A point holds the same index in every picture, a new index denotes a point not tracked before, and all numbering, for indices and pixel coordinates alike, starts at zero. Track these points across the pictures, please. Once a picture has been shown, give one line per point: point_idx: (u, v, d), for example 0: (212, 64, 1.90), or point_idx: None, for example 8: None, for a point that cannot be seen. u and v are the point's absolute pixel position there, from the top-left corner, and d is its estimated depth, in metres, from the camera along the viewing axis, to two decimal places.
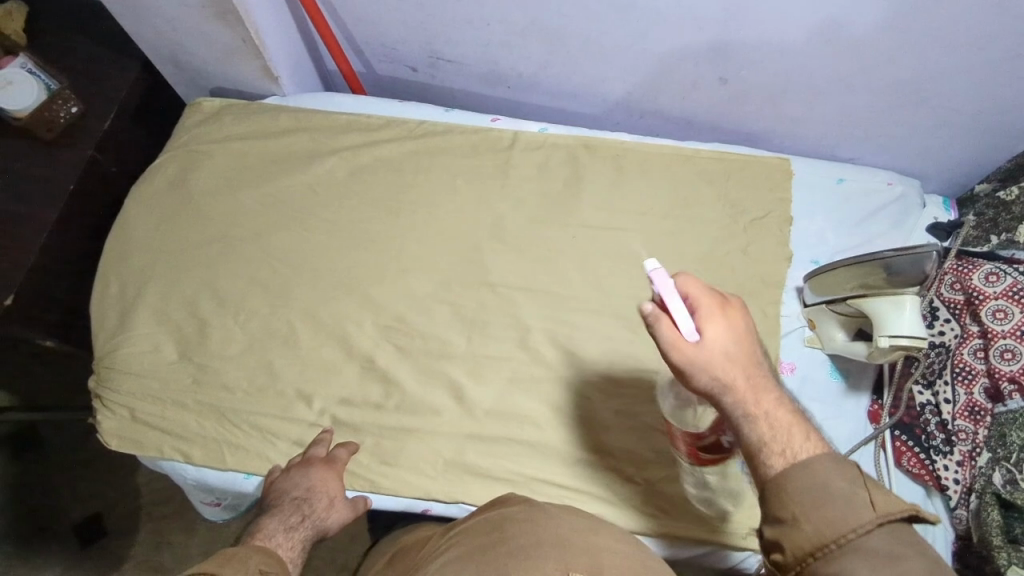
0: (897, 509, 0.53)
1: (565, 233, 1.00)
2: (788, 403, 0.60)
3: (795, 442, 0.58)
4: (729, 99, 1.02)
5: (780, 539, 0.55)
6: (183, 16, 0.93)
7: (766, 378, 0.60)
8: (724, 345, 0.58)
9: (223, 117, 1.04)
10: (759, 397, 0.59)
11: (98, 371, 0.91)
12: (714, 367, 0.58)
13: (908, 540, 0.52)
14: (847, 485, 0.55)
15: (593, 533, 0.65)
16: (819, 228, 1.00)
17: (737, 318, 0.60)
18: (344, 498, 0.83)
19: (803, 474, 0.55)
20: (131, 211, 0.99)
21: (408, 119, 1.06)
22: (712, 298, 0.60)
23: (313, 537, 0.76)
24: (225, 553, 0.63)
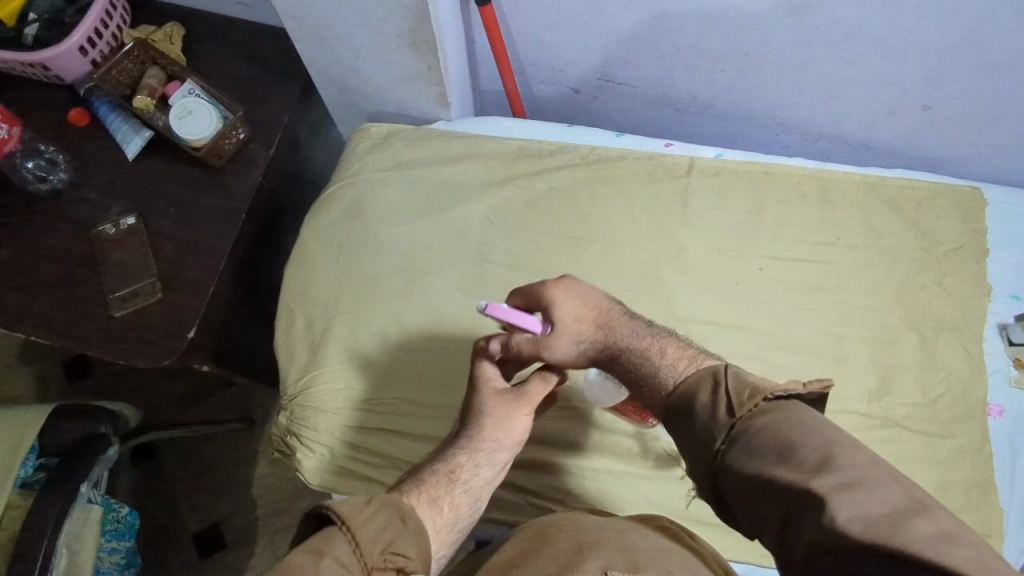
0: (747, 400, 0.57)
1: (752, 265, 0.97)
2: (639, 330, 0.73)
3: (670, 366, 0.67)
4: (924, 126, 0.97)
5: (689, 458, 0.61)
6: (371, 44, 0.91)
7: (615, 316, 0.75)
8: (573, 317, 0.74)
9: (392, 143, 1.02)
10: (614, 337, 0.73)
11: (291, 408, 0.90)
12: (572, 337, 0.74)
13: (778, 418, 0.55)
14: (709, 394, 0.60)
15: (633, 533, 0.68)
16: (1019, 260, 0.96)
17: (569, 287, 0.75)
18: (516, 407, 0.75)
19: (679, 394, 0.63)
20: (309, 242, 0.98)
21: (578, 144, 1.04)
22: (543, 287, 0.75)
23: (475, 462, 0.73)
24: (368, 502, 0.61)
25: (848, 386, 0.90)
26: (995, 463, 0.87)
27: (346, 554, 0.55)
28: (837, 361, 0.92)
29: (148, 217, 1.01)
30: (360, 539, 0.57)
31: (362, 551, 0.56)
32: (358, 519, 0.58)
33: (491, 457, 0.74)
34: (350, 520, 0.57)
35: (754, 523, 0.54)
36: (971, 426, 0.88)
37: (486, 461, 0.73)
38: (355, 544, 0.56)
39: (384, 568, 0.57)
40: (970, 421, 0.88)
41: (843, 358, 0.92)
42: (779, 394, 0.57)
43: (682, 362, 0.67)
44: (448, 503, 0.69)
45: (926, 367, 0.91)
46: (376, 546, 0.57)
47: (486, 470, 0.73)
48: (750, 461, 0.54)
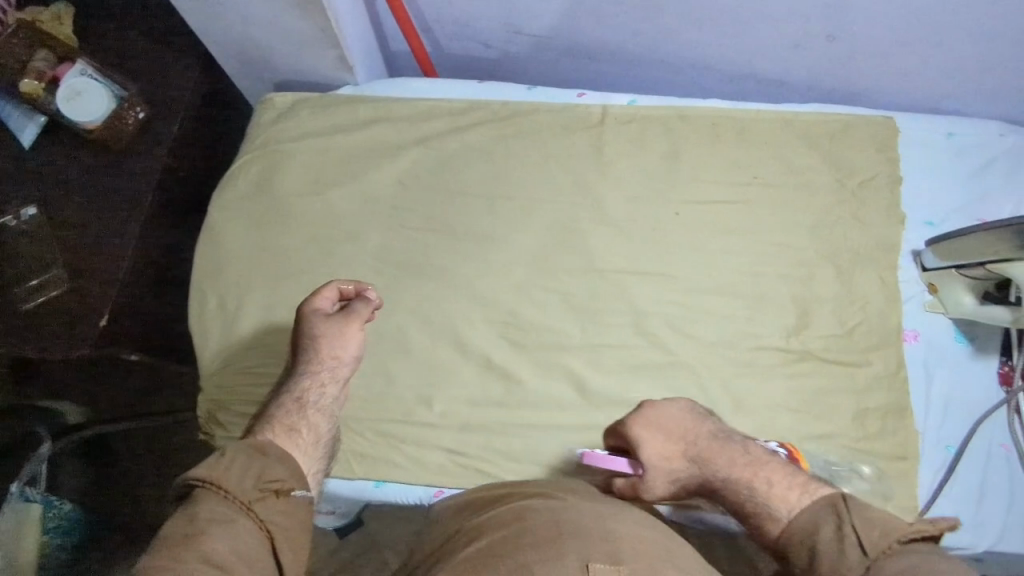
0: (880, 540, 0.56)
1: (670, 211, 0.95)
2: (734, 460, 0.70)
3: (772, 492, 0.65)
4: (833, 57, 0.96)
5: None
6: (256, 7, 0.87)
7: (708, 446, 0.72)
8: (661, 452, 0.73)
9: (297, 112, 0.99)
10: (710, 471, 0.71)
11: (209, 388, 0.89)
12: (668, 475, 0.73)
13: (919, 560, 0.53)
14: (835, 531, 0.59)
15: (613, 519, 0.66)
16: (932, 186, 0.96)
17: (655, 419, 0.75)
18: (348, 325, 0.79)
19: (795, 531, 0.61)
20: (218, 220, 0.95)
21: (491, 100, 1.01)
22: (629, 426, 0.75)
23: (320, 383, 0.77)
24: (225, 453, 0.65)
25: (767, 323, 0.90)
26: (910, 388, 0.88)
27: (217, 504, 0.60)
28: (758, 300, 0.91)
29: (50, 207, 0.97)
30: (227, 486, 0.61)
31: (229, 493, 0.61)
32: (218, 471, 0.62)
33: (333, 374, 0.78)
34: (213, 476, 0.62)
35: None
36: (887, 353, 0.89)
37: (328, 379, 0.78)
38: (222, 492, 0.61)
39: (264, 497, 0.62)
40: (887, 348, 0.89)
41: (764, 297, 0.91)
42: (911, 537, 0.56)
43: (793, 494, 0.64)
44: (306, 427, 0.73)
45: (844, 299, 0.91)
46: (244, 483, 0.62)
47: (332, 386, 0.78)
48: None
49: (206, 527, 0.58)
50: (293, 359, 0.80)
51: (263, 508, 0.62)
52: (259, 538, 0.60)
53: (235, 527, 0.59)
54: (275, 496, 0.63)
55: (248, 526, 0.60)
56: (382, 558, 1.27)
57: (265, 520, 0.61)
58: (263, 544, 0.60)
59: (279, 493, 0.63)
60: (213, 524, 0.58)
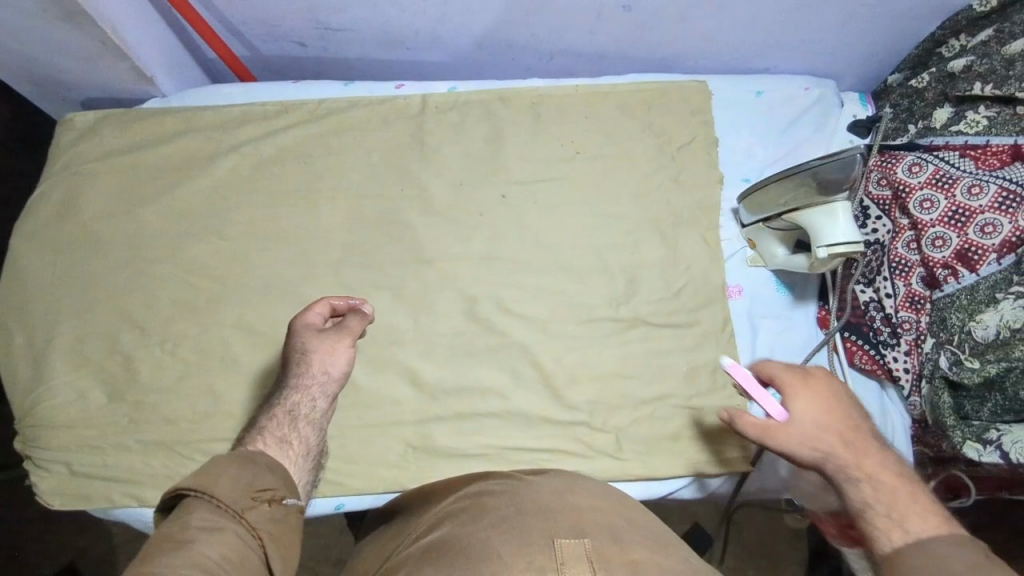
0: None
1: (495, 194, 0.95)
2: (891, 462, 0.63)
3: (909, 509, 0.60)
4: (639, 27, 0.97)
5: None
6: (24, 24, 0.83)
7: (863, 437, 0.65)
8: (813, 419, 0.66)
9: (99, 131, 0.95)
10: (851, 467, 0.63)
11: (23, 430, 0.84)
12: (806, 441, 0.65)
13: None
14: (974, 564, 0.54)
15: (570, 496, 0.67)
16: (745, 143, 0.99)
17: (818, 388, 0.68)
18: (337, 339, 0.73)
19: (921, 549, 0.56)
20: (20, 252, 0.90)
21: (307, 100, 0.99)
22: (793, 380, 0.68)
23: (312, 398, 0.71)
24: (209, 463, 0.58)
25: (596, 294, 0.91)
26: (736, 342, 0.90)
27: (209, 512, 0.53)
28: (587, 274, 0.92)
29: None
30: (218, 492, 0.55)
31: (222, 502, 0.54)
32: (210, 480, 0.56)
33: (324, 388, 0.72)
34: (202, 486, 0.55)
35: None
36: (713, 311, 0.91)
37: (320, 393, 0.72)
38: (215, 500, 0.54)
39: (259, 505, 0.56)
40: (712, 306, 0.91)
41: (593, 270, 0.92)
42: None
43: (931, 516, 0.59)
44: (297, 439, 0.67)
45: (669, 263, 0.93)
46: (237, 492, 0.56)
47: (323, 401, 0.72)
48: None
49: (194, 539, 0.51)
50: (283, 373, 0.74)
51: (257, 515, 0.55)
52: (250, 549, 0.53)
53: (227, 536, 0.52)
54: (268, 505, 0.57)
55: (240, 535, 0.53)
56: None
57: (258, 529, 0.55)
58: (256, 554, 0.53)
59: (271, 501, 0.57)
60: (203, 536, 0.51)
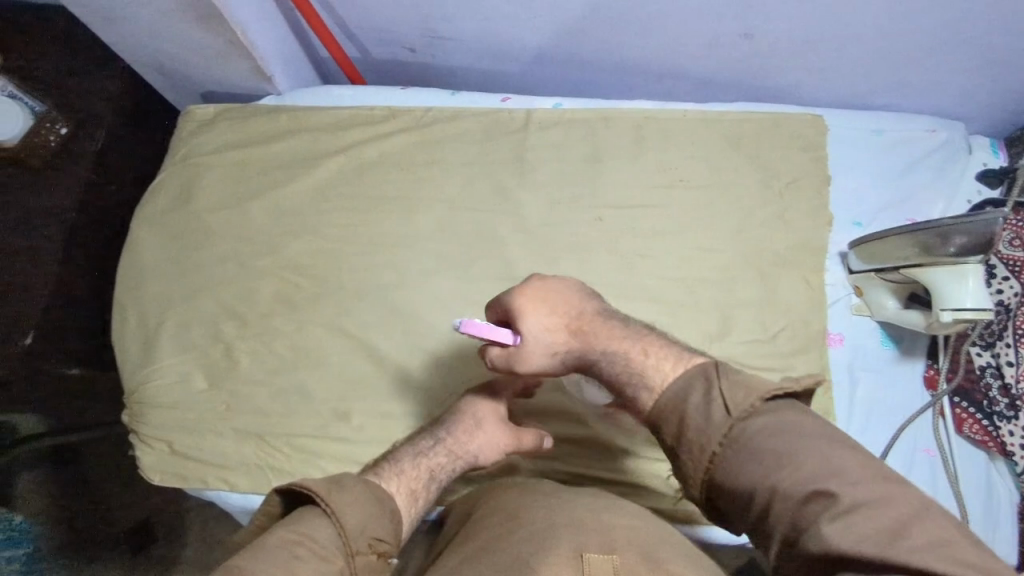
0: (743, 401, 0.55)
1: (592, 216, 0.93)
2: (619, 331, 0.67)
3: (651, 363, 0.63)
4: (757, 54, 0.93)
5: (676, 467, 0.57)
6: (162, 21, 0.87)
7: (589, 321, 0.69)
8: (547, 326, 0.70)
9: (217, 125, 0.99)
10: (590, 344, 0.68)
11: (130, 406, 0.89)
12: (548, 348, 0.70)
13: (772, 425, 0.53)
14: (701, 394, 0.57)
15: (607, 512, 0.65)
16: (859, 185, 0.94)
17: (536, 295, 0.71)
18: (503, 432, 0.79)
19: (671, 400, 0.58)
20: (139, 235, 0.95)
21: (413, 107, 1.00)
22: (511, 297, 0.71)
23: (452, 467, 0.75)
24: (348, 480, 0.61)
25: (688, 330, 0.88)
26: (834, 393, 0.86)
27: (329, 533, 0.56)
28: (681, 307, 0.89)
29: None
30: (344, 520, 0.57)
31: (344, 535, 0.56)
32: (343, 502, 0.58)
33: (462, 466, 0.76)
34: (333, 502, 0.57)
35: (750, 531, 0.52)
36: (811, 358, 0.87)
37: (456, 467, 0.76)
38: (341, 529, 0.57)
39: (367, 554, 0.58)
40: (809, 353, 0.87)
41: (686, 304, 0.89)
42: (776, 394, 0.55)
43: (666, 363, 0.62)
44: (423, 498, 0.69)
45: (766, 304, 0.89)
46: (358, 528, 0.58)
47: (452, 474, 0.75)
48: (755, 469, 0.51)
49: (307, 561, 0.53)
50: (435, 427, 0.78)
51: (361, 562, 0.57)
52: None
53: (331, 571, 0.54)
54: (376, 558, 0.59)
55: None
56: None
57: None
58: None
59: (379, 555, 0.59)
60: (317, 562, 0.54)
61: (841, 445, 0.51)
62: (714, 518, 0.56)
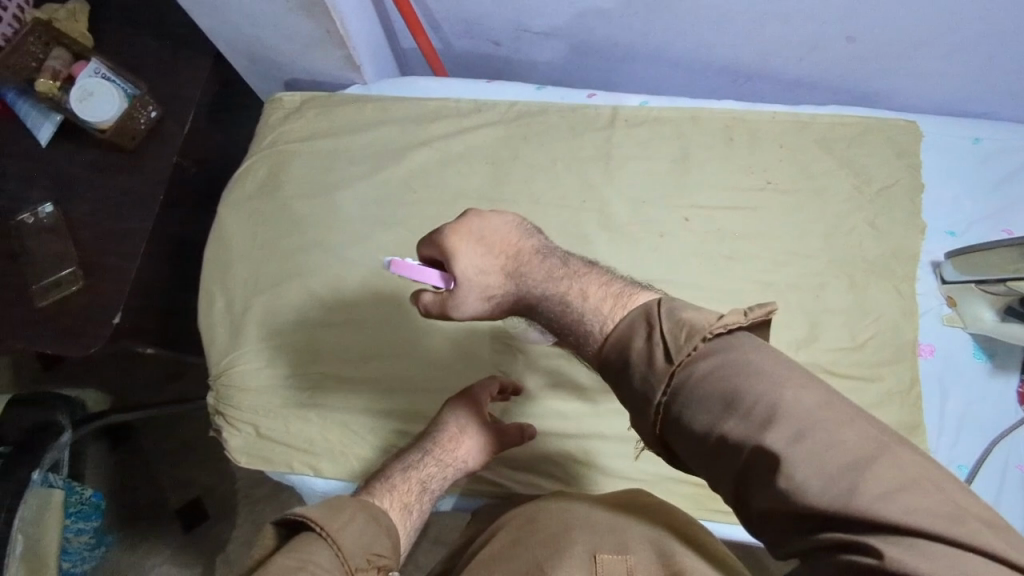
0: (685, 343, 0.51)
1: (677, 217, 0.93)
2: (556, 271, 0.64)
3: (590, 304, 0.59)
4: (854, 59, 0.92)
5: (632, 409, 0.54)
6: (263, 9, 0.88)
7: (528, 259, 0.66)
8: (482, 267, 0.65)
9: (304, 113, 1.00)
10: (526, 286, 0.65)
11: (216, 389, 0.90)
12: (483, 290, 0.66)
13: (719, 365, 0.49)
14: (644, 339, 0.53)
15: (620, 513, 0.65)
16: (953, 194, 0.93)
17: (473, 233, 0.66)
18: (487, 432, 0.82)
19: (614, 344, 0.55)
20: (227, 220, 0.96)
21: (498, 101, 1.00)
22: (445, 233, 0.66)
23: (443, 475, 0.80)
24: (338, 506, 0.66)
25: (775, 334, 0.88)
26: (925, 405, 0.85)
27: (330, 558, 0.60)
28: (768, 311, 0.88)
29: (64, 202, 0.98)
30: (340, 541, 0.62)
31: (342, 551, 0.61)
32: (337, 524, 0.63)
33: (454, 471, 0.81)
34: (328, 527, 0.62)
35: (708, 476, 0.50)
36: (901, 368, 0.86)
37: (448, 473, 0.81)
38: (339, 550, 0.61)
39: (366, 569, 0.63)
40: (899, 364, 0.86)
41: (774, 308, 0.89)
42: (722, 331, 0.51)
43: (602, 305, 0.58)
44: (417, 508, 0.77)
45: (855, 312, 0.88)
46: (356, 546, 0.63)
47: (447, 480, 0.81)
48: (705, 417, 0.48)
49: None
50: (424, 434, 0.83)
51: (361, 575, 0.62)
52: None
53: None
54: (376, 571, 0.64)
55: None
56: None
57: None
58: None
59: (380, 568, 0.65)
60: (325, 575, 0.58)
61: (803, 380, 0.47)
62: (675, 460, 0.53)
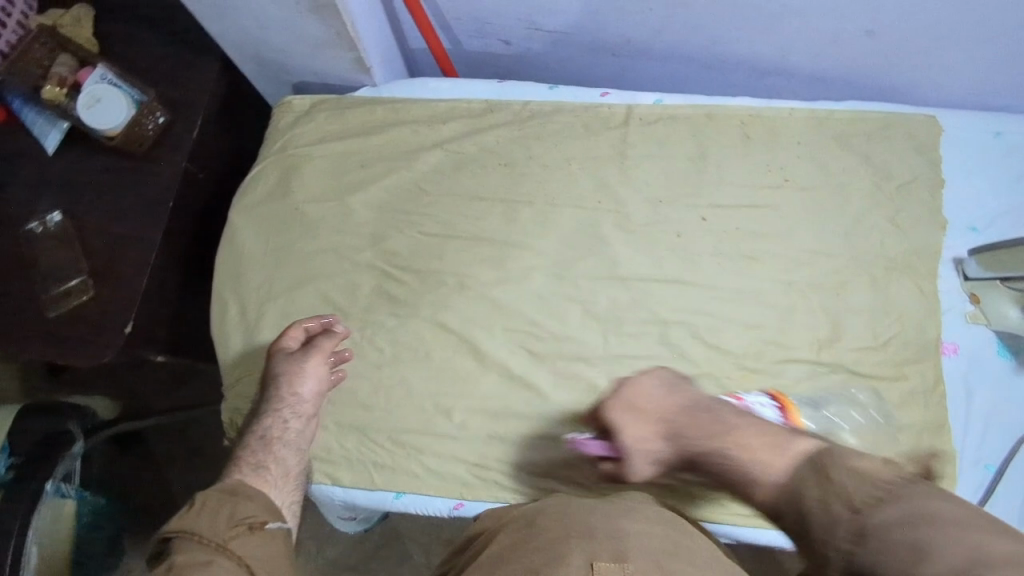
0: (872, 501, 0.58)
1: (695, 216, 0.92)
2: (724, 424, 0.73)
3: (759, 455, 0.69)
4: (874, 53, 0.90)
5: (814, 558, 0.60)
6: (271, 11, 0.86)
7: (779, 432, 0.70)
8: (656, 420, 0.77)
9: (314, 117, 0.99)
10: (692, 445, 0.75)
11: (231, 396, 0.90)
12: (646, 457, 0.77)
13: (913, 525, 0.55)
14: (817, 494, 0.62)
15: (626, 516, 0.62)
16: (975, 189, 0.92)
17: (734, 420, 0.74)
18: (307, 365, 0.82)
19: (790, 502, 0.64)
20: (238, 226, 0.95)
21: (511, 101, 0.99)
22: (607, 411, 0.79)
23: (286, 417, 0.79)
24: (195, 502, 0.66)
25: (796, 334, 0.87)
26: (949, 404, 0.84)
27: (195, 548, 0.61)
28: (789, 311, 0.87)
29: (73, 211, 0.97)
30: (199, 529, 0.63)
31: (204, 538, 0.62)
32: (187, 519, 0.64)
33: (296, 409, 0.80)
34: (182, 525, 0.63)
35: None
36: (925, 367, 0.85)
37: (291, 414, 0.80)
38: (196, 537, 0.62)
39: (241, 532, 0.64)
40: (923, 362, 0.85)
41: (794, 308, 0.88)
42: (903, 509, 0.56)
43: (772, 458, 0.68)
44: (273, 467, 0.75)
45: (878, 310, 0.87)
46: (215, 526, 0.64)
47: (297, 421, 0.80)
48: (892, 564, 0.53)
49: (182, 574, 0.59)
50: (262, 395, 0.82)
51: (240, 544, 0.63)
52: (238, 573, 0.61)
53: (213, 568, 0.60)
54: (249, 529, 0.65)
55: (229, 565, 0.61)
56: (405, 550, 1.25)
57: (243, 555, 0.63)
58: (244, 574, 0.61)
59: (254, 528, 0.65)
60: (190, 569, 0.59)
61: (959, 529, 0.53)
62: None
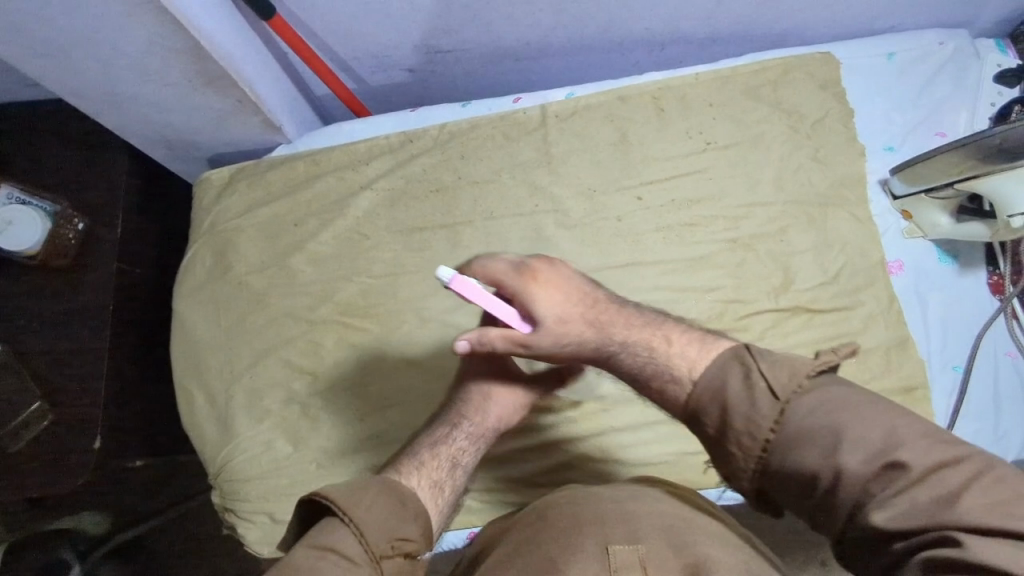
0: (791, 382, 0.55)
1: (633, 197, 0.94)
2: (632, 322, 0.68)
3: (679, 360, 0.63)
4: (758, 5, 0.93)
5: (721, 458, 0.58)
6: (166, 95, 0.85)
7: (607, 312, 0.69)
8: (558, 311, 0.68)
9: (236, 186, 0.97)
10: (609, 333, 0.68)
11: (221, 486, 0.87)
12: (559, 336, 0.68)
13: (823, 400, 0.53)
14: (741, 380, 0.57)
15: (630, 500, 0.63)
16: (882, 112, 0.96)
17: (551, 279, 0.69)
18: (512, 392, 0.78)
19: (710, 386, 0.59)
20: (186, 314, 0.93)
21: (428, 127, 0.99)
22: (520, 280, 0.68)
23: (474, 446, 0.74)
24: (368, 489, 0.61)
25: (753, 286, 0.89)
26: (907, 319, 0.88)
27: (352, 543, 0.56)
28: (740, 267, 0.90)
29: (10, 339, 0.93)
30: (360, 522, 0.57)
31: (367, 543, 0.56)
32: (359, 506, 0.58)
33: (485, 439, 0.76)
34: (349, 511, 0.58)
35: (806, 509, 0.53)
36: (877, 289, 0.88)
37: (480, 441, 0.75)
38: (359, 534, 0.57)
39: (392, 554, 0.58)
40: (873, 285, 0.88)
41: (744, 262, 0.90)
42: (816, 372, 0.56)
43: (692, 352, 0.63)
44: (449, 488, 0.69)
45: (822, 246, 0.90)
46: (380, 532, 0.58)
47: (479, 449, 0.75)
48: (812, 455, 0.52)
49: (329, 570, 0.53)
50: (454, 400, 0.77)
51: (389, 565, 0.57)
52: None
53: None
54: (403, 558, 0.59)
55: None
56: None
57: None
58: None
59: (406, 554, 0.59)
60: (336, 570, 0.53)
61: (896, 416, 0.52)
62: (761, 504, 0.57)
